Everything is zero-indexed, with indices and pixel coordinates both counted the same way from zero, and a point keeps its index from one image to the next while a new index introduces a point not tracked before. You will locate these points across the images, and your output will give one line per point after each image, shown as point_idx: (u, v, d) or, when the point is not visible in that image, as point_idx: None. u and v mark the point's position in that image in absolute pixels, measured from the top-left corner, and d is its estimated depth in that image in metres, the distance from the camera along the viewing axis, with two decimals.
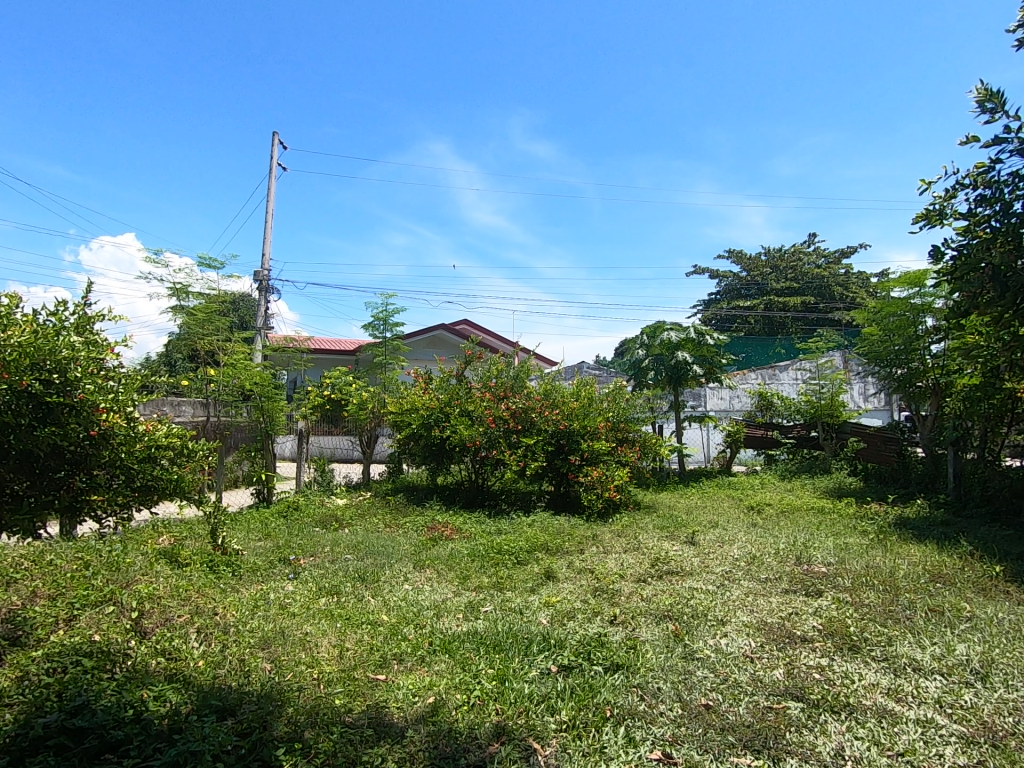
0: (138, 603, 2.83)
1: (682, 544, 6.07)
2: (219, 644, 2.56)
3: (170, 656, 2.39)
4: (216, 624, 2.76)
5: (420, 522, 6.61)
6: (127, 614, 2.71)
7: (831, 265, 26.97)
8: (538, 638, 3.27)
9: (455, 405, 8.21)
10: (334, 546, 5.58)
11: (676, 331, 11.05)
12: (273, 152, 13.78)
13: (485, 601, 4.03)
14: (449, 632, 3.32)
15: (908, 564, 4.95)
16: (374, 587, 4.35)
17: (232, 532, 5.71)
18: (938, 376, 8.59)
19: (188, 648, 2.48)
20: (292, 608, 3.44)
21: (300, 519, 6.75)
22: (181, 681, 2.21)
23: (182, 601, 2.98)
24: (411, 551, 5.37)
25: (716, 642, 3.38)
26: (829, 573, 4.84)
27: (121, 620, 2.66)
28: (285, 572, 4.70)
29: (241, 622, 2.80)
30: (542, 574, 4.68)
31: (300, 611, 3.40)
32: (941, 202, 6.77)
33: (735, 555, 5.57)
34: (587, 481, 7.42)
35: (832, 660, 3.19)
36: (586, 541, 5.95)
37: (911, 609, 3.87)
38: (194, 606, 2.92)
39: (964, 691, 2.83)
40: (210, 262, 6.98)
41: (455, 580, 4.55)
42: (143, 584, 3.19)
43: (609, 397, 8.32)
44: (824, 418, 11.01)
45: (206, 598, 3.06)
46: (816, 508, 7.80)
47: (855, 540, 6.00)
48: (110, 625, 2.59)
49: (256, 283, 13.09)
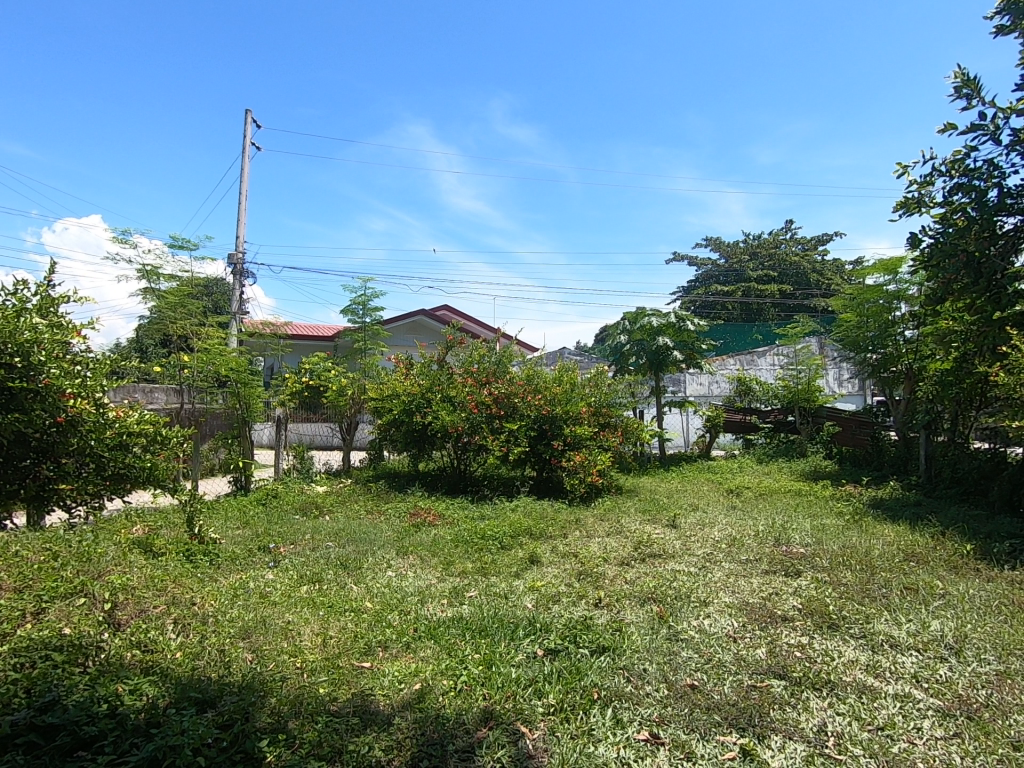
0: (111, 594, 2.74)
1: (664, 527, 6.14)
2: (197, 634, 2.48)
3: (146, 648, 2.31)
4: (195, 615, 2.68)
5: (402, 509, 6.56)
6: (99, 605, 2.61)
7: (808, 252, 27.35)
8: (524, 622, 3.26)
9: (437, 391, 8.12)
10: (315, 533, 5.51)
11: (658, 317, 11.10)
12: (246, 131, 13.34)
13: (470, 586, 4.01)
14: (434, 618, 3.29)
15: (883, 543, 5.07)
16: (356, 574, 4.30)
17: (209, 520, 5.59)
18: (911, 361, 8.78)
19: (165, 639, 2.41)
20: (274, 597, 3.38)
21: (279, 506, 6.64)
22: (158, 674, 2.14)
23: (159, 591, 2.89)
24: (394, 538, 5.32)
25: (700, 623, 3.41)
26: (807, 554, 4.94)
27: (93, 612, 2.56)
28: (265, 561, 4.63)
29: (220, 611, 2.72)
30: (526, 558, 4.67)
31: (282, 599, 3.34)
32: (918, 189, 6.87)
33: (716, 537, 5.65)
34: (570, 466, 7.43)
35: (813, 638, 3.25)
36: (570, 525, 5.96)
37: (887, 587, 3.96)
38: (172, 596, 2.84)
39: (939, 665, 2.90)
40: (182, 243, 6.72)
41: (439, 565, 4.53)
42: (117, 574, 3.10)
43: (591, 382, 8.33)
44: (801, 402, 11.22)
45: (183, 589, 2.98)
46: (794, 490, 7.95)
47: (831, 521, 6.13)
48: (81, 617, 2.49)
49: (230, 266, 12.75)
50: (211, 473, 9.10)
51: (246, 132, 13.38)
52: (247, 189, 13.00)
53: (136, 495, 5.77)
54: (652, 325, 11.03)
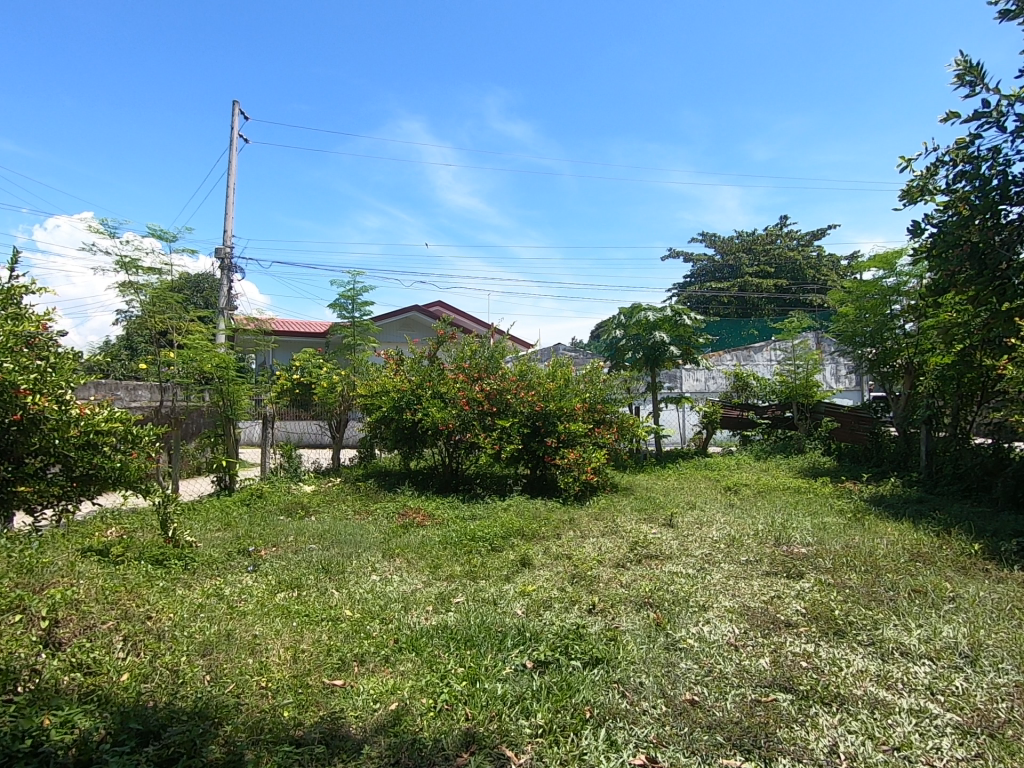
0: (52, 611, 2.43)
1: (660, 526, 5.96)
2: (150, 653, 2.27)
3: (88, 671, 2.10)
4: (149, 630, 2.46)
5: (390, 508, 6.36)
6: (36, 625, 2.31)
7: (804, 247, 27.25)
8: (512, 631, 3.07)
9: (427, 387, 7.91)
10: (299, 535, 5.30)
11: (654, 311, 10.91)
12: (233, 122, 13.07)
13: (457, 591, 3.81)
14: (417, 627, 3.09)
15: (887, 543, 4.90)
16: (338, 579, 4.10)
17: (188, 522, 5.37)
18: (911, 356, 8.62)
19: (112, 659, 2.19)
20: (245, 606, 3.17)
21: (262, 507, 6.41)
22: (98, 701, 1.93)
23: (113, 605, 2.68)
24: (381, 539, 5.13)
25: (699, 630, 3.22)
26: (809, 554, 4.77)
27: (28, 633, 2.26)
28: (243, 565, 4.42)
29: (178, 626, 2.51)
30: (517, 561, 4.48)
31: (254, 609, 3.14)
32: (921, 178, 6.69)
33: (714, 537, 5.46)
34: (564, 464, 7.23)
35: (818, 647, 3.07)
36: (564, 525, 5.77)
37: (894, 590, 3.78)
38: (126, 608, 2.63)
39: (955, 676, 2.72)
40: (161, 234, 6.42)
41: (426, 569, 4.33)
42: (69, 586, 2.88)
43: (585, 378, 8.13)
44: (799, 398, 11.08)
45: (139, 601, 2.75)
46: (793, 487, 7.79)
47: (832, 520, 5.96)
48: (13, 639, 2.19)
49: (217, 261, 12.50)
50: (197, 473, 8.90)
51: (233, 124, 13.10)
52: (234, 183, 12.72)
53: (111, 494, 5.62)
54: (648, 320, 10.84)
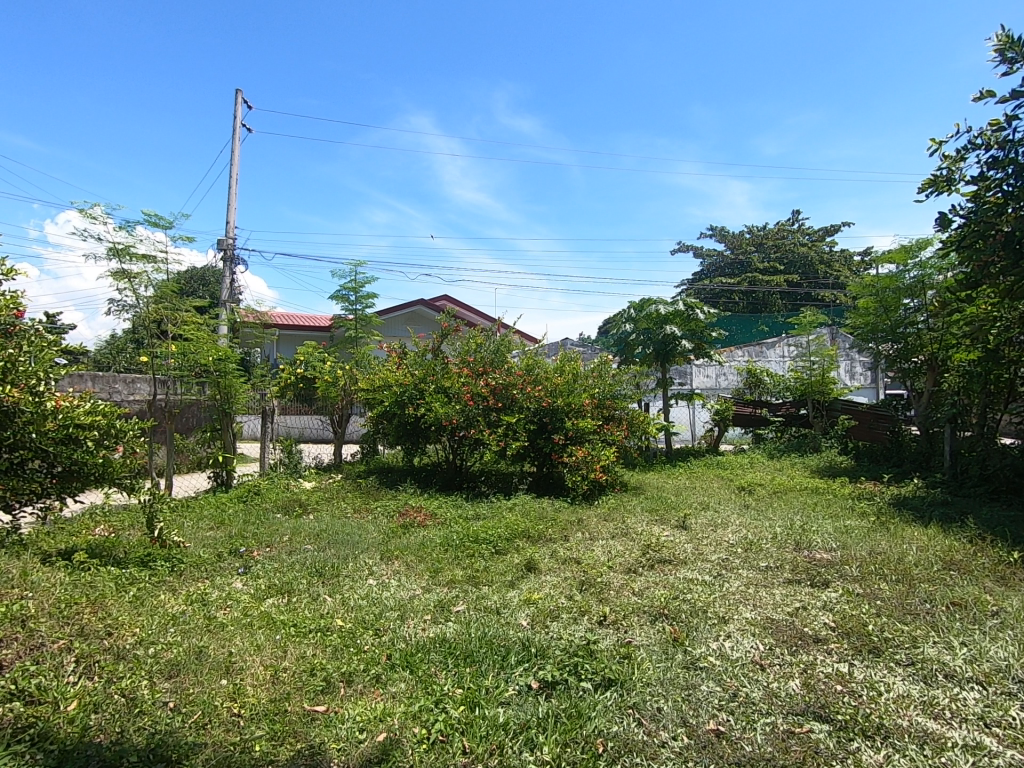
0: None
1: (673, 528, 5.69)
2: (105, 678, 2.05)
3: (31, 700, 1.88)
4: (108, 650, 2.23)
5: (391, 507, 6.13)
6: None
7: (816, 242, 26.78)
8: (516, 646, 2.81)
9: (431, 382, 7.66)
10: (294, 535, 5.07)
11: (665, 305, 10.61)
12: (236, 111, 12.82)
13: (458, 599, 3.56)
14: (414, 641, 2.84)
15: (917, 549, 4.60)
16: (333, 583, 3.86)
17: (179, 520, 5.16)
18: (935, 351, 8.17)
19: (60, 686, 1.96)
20: (225, 618, 2.94)
21: (259, 504, 6.19)
22: (36, 738, 1.71)
23: (74, 621, 2.45)
24: (380, 540, 4.90)
25: (720, 647, 2.95)
26: (833, 561, 4.48)
27: None
28: (233, 567, 4.19)
29: (143, 644, 2.29)
30: (522, 565, 4.22)
31: (235, 620, 2.90)
32: (950, 165, 6.35)
33: (730, 540, 5.18)
34: (572, 462, 6.97)
35: (852, 667, 2.79)
36: (571, 526, 5.50)
37: (930, 603, 3.49)
38: (84, 624, 2.39)
39: (1010, 705, 2.44)
40: (155, 219, 6.13)
41: (425, 573, 4.08)
42: (26, 597, 2.66)
43: (594, 373, 7.85)
44: (814, 395, 10.76)
45: (104, 613, 2.53)
46: (810, 488, 7.49)
47: (854, 523, 5.66)
48: None
49: (220, 252, 12.29)
50: (197, 468, 8.75)
51: (236, 113, 12.86)
52: (237, 174, 12.47)
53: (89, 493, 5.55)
54: (659, 313, 10.54)
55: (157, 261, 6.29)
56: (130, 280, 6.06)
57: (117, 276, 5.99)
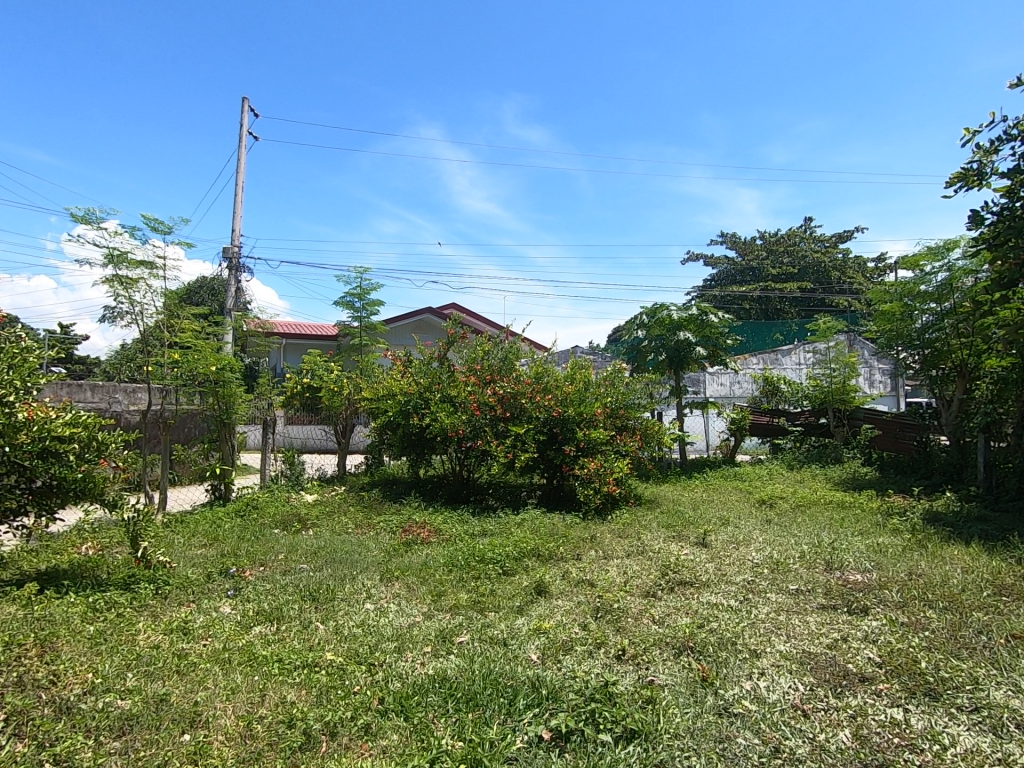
0: None
1: (692, 545, 5.35)
2: (41, 739, 1.85)
3: None
4: (46, 704, 2.04)
5: (394, 522, 5.84)
6: None
7: (829, 248, 26.31)
8: (525, 687, 2.50)
9: (436, 391, 7.38)
10: (290, 553, 4.79)
11: (678, 310, 10.31)
12: (242, 118, 12.75)
13: (461, 628, 3.25)
14: (411, 680, 2.55)
15: (961, 570, 4.23)
16: (326, 608, 3.57)
17: (171, 538, 4.91)
18: (965, 357, 7.73)
19: None
20: (201, 653, 2.67)
21: (257, 519, 5.92)
22: None
23: (18, 671, 2.22)
24: (380, 559, 4.61)
25: (754, 688, 2.63)
26: (871, 583, 4.12)
27: None
28: (223, 590, 3.92)
29: (87, 693, 2.10)
30: (531, 589, 3.90)
31: (212, 657, 2.63)
32: (982, 159, 6.02)
33: (755, 559, 4.83)
34: (584, 475, 6.65)
35: (907, 714, 2.46)
36: (584, 544, 5.18)
37: (985, 635, 3.15)
38: (24, 672, 2.21)
39: None
40: (153, 224, 5.94)
41: (426, 597, 3.78)
42: None
43: (606, 381, 7.55)
44: (834, 404, 10.39)
45: (47, 658, 2.33)
46: (835, 501, 7.11)
47: (888, 541, 5.28)
48: None
49: (226, 260, 12.17)
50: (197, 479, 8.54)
51: (243, 121, 12.78)
52: (244, 181, 12.37)
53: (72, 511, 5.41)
54: (672, 319, 10.24)
55: (155, 268, 6.06)
56: (127, 285, 5.81)
57: (111, 282, 5.75)
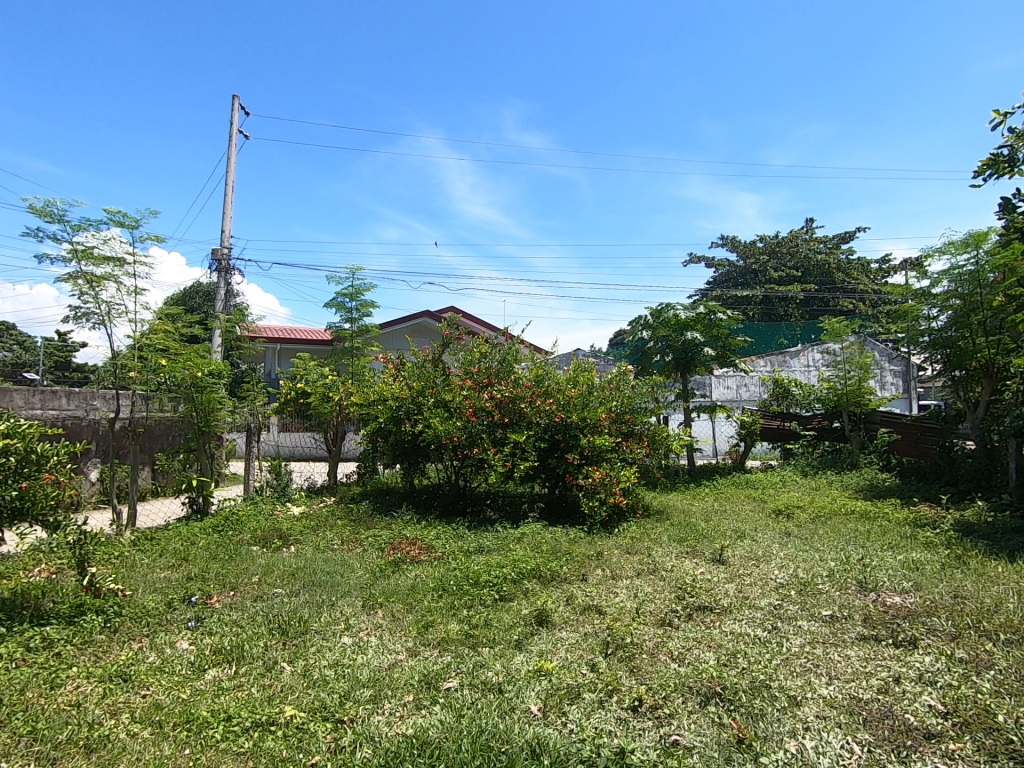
0: None
1: (708, 563, 4.89)
2: None
3: None
4: None
5: (382, 538, 5.39)
6: None
7: (833, 249, 25.83)
8: (524, 757, 2.06)
9: (429, 395, 6.94)
10: (265, 575, 4.33)
11: (685, 310, 9.90)
12: (233, 117, 12.40)
13: (450, 670, 2.80)
14: (384, 748, 2.11)
15: (1016, 593, 3.77)
16: (296, 644, 3.13)
17: (134, 560, 4.46)
18: (992, 355, 7.28)
19: None
20: (130, 720, 2.23)
21: (235, 535, 5.47)
22: None
23: None
24: (365, 582, 4.16)
25: (801, 751, 2.19)
26: (916, 608, 3.66)
27: None
28: (182, 621, 3.47)
29: None
30: (532, 618, 3.45)
31: (145, 725, 2.21)
32: (1014, 143, 5.57)
33: (779, 579, 4.36)
34: (588, 485, 6.19)
35: None
36: (589, 563, 4.71)
37: None
38: None
39: None
40: (121, 217, 5.54)
41: (412, 629, 3.33)
42: None
43: (611, 384, 7.10)
44: (849, 407, 9.93)
45: None
46: (857, 511, 6.65)
47: (923, 557, 4.80)
48: None
49: (215, 263, 11.77)
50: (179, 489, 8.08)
51: (233, 119, 12.41)
52: (233, 181, 11.99)
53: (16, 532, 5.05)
54: (678, 319, 9.81)
55: (124, 264, 5.65)
56: (92, 283, 5.39)
57: (76, 280, 5.34)
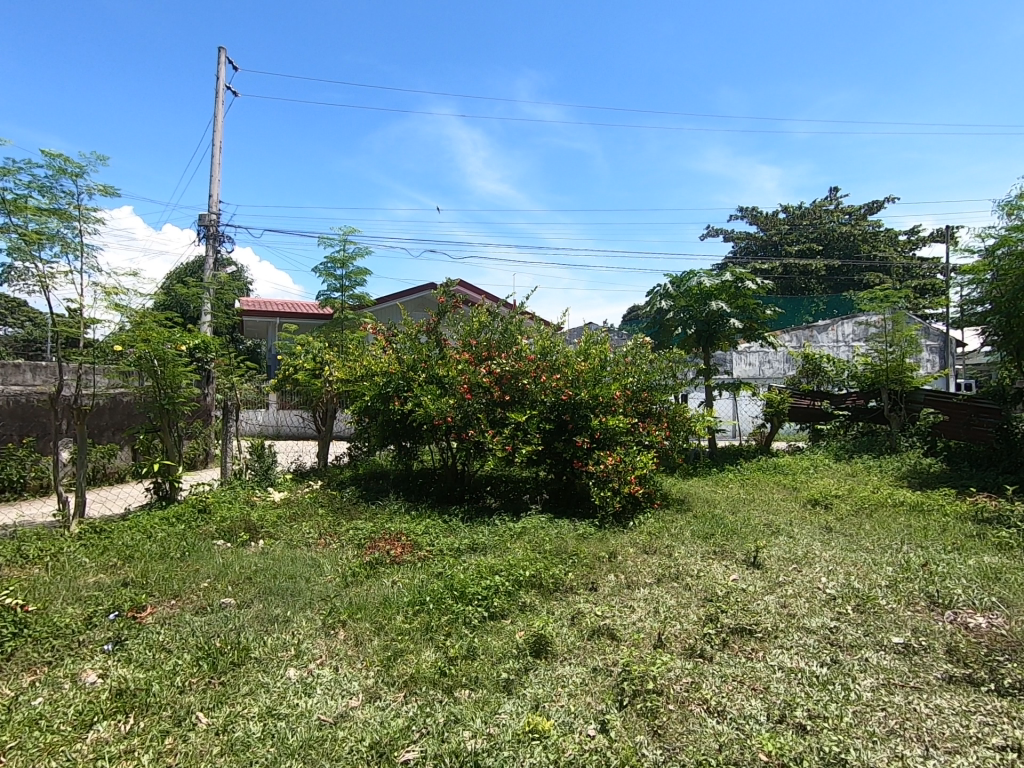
0: None
1: (740, 566, 4.15)
2: None
3: None
4: None
5: (363, 532, 4.71)
6: None
7: (860, 218, 24.35)
8: None
9: (421, 370, 6.21)
10: (217, 579, 3.67)
11: (709, 278, 8.99)
12: (220, 72, 11.53)
13: (412, 732, 2.10)
14: None
15: None
16: (223, 684, 2.44)
17: (68, 561, 3.82)
18: None
19: None
20: None
21: (198, 527, 4.82)
22: None
23: None
24: (331, 591, 3.48)
25: None
26: (1016, 636, 2.89)
27: None
28: (97, 645, 2.81)
29: None
30: (528, 647, 2.73)
31: None
32: None
33: (831, 590, 3.61)
34: (599, 473, 5.46)
35: None
36: (600, 567, 3.98)
37: None
38: None
39: None
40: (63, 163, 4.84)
41: (376, 662, 2.63)
42: None
43: (625, 359, 6.29)
44: (889, 384, 9.00)
45: None
46: (907, 503, 5.84)
47: (1001, 563, 4.01)
48: None
49: (202, 230, 11.04)
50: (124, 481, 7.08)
51: (221, 75, 11.53)
52: (221, 141, 11.19)
53: None
54: (701, 288, 8.91)
55: (69, 217, 4.94)
56: (27, 238, 4.68)
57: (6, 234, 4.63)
